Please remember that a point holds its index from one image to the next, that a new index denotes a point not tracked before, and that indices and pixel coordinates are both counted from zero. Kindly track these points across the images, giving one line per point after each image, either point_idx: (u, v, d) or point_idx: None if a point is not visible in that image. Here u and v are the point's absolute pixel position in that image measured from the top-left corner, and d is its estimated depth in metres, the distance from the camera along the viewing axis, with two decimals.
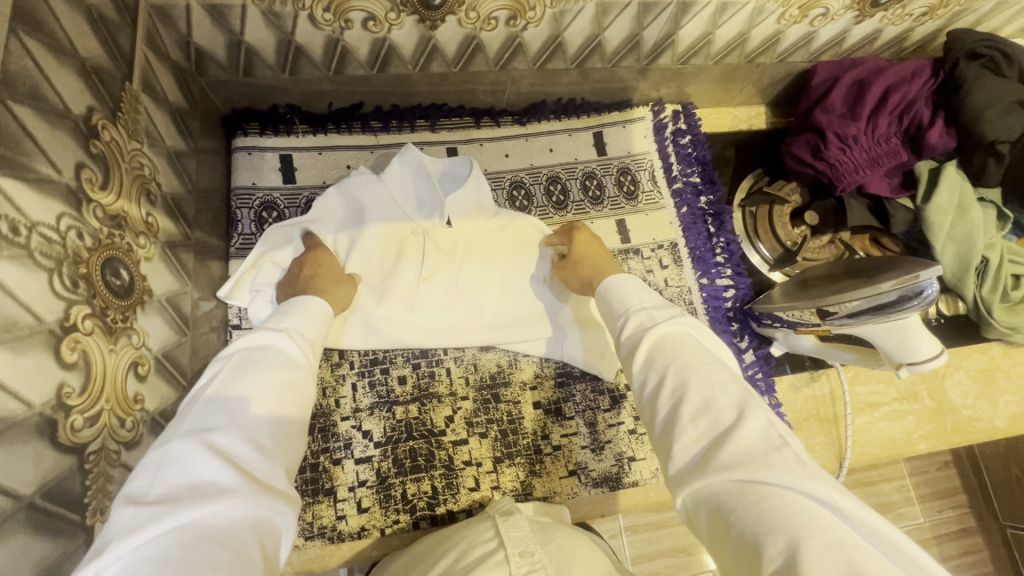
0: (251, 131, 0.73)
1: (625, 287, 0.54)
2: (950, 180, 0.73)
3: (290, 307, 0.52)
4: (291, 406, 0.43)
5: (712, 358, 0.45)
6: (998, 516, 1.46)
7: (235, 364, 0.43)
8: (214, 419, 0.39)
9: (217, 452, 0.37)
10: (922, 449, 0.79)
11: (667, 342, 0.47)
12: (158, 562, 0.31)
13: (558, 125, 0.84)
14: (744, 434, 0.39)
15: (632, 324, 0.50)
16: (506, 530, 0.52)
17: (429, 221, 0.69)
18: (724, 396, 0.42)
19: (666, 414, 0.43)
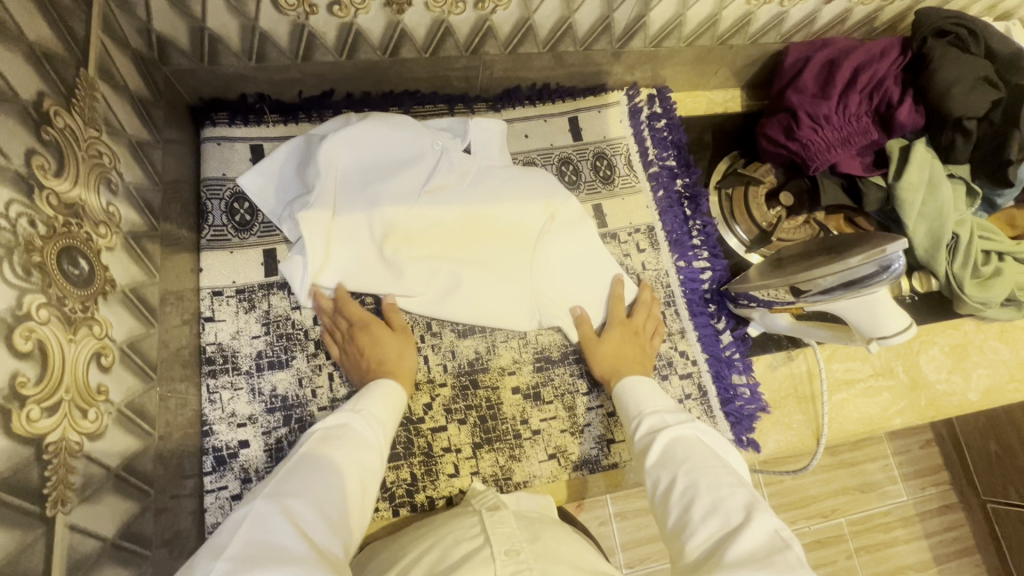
0: (219, 121, 0.72)
1: (642, 391, 0.61)
2: (920, 157, 0.74)
3: (366, 391, 0.57)
4: (358, 487, 0.46)
5: (720, 463, 0.49)
6: (977, 489, 1.49)
7: (318, 440, 0.48)
8: (292, 486, 0.43)
9: (291, 517, 0.40)
10: (897, 424, 0.80)
11: (678, 444, 0.52)
12: None
13: (533, 110, 0.83)
14: (750, 532, 0.42)
15: (646, 425, 0.56)
16: (492, 527, 0.53)
17: (426, 194, 0.71)
18: (732, 498, 0.45)
19: (679, 513, 0.47)
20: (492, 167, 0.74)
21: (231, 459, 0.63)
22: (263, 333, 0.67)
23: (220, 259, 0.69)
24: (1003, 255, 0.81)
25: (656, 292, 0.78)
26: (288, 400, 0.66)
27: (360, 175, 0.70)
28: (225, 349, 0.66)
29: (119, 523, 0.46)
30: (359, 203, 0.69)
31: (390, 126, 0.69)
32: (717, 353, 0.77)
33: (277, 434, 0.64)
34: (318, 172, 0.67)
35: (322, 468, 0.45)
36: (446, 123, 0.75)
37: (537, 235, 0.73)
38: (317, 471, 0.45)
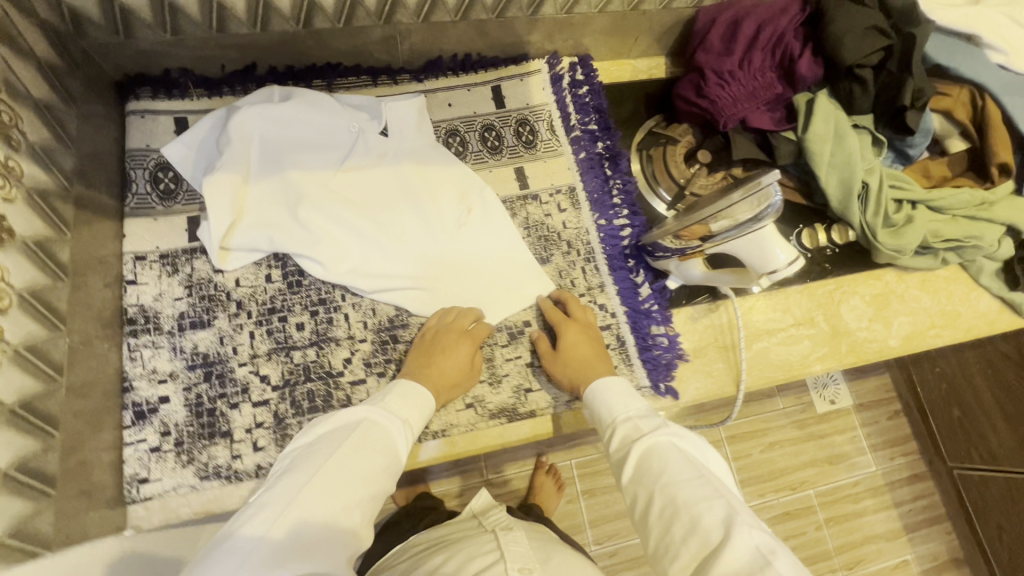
0: (143, 95, 0.75)
1: (609, 396, 0.63)
2: (823, 110, 0.77)
3: (398, 388, 0.63)
4: (380, 492, 0.53)
5: (694, 470, 0.52)
6: (945, 458, 1.51)
7: (361, 439, 0.54)
8: (337, 485, 0.49)
9: (331, 517, 0.47)
10: (818, 370, 0.82)
11: (652, 453, 0.55)
12: None
13: (456, 80, 0.86)
14: (732, 551, 0.45)
15: (621, 433, 0.59)
16: (507, 545, 0.66)
17: (336, 171, 0.74)
18: (710, 513, 0.48)
19: (664, 530, 0.50)
20: (409, 147, 0.77)
21: (151, 413, 0.65)
22: (186, 295, 0.70)
23: (144, 225, 0.71)
24: (916, 204, 0.84)
25: (576, 249, 0.80)
26: (209, 357, 0.68)
27: (272, 149, 0.72)
28: (147, 310, 0.68)
29: (13, 456, 0.47)
30: (271, 175, 0.72)
31: (308, 106, 0.73)
32: (635, 306, 0.78)
33: (198, 389, 0.67)
34: (229, 140, 0.70)
35: (363, 471, 0.52)
36: (360, 100, 0.76)
37: (446, 215, 0.77)
38: (358, 472, 0.51)
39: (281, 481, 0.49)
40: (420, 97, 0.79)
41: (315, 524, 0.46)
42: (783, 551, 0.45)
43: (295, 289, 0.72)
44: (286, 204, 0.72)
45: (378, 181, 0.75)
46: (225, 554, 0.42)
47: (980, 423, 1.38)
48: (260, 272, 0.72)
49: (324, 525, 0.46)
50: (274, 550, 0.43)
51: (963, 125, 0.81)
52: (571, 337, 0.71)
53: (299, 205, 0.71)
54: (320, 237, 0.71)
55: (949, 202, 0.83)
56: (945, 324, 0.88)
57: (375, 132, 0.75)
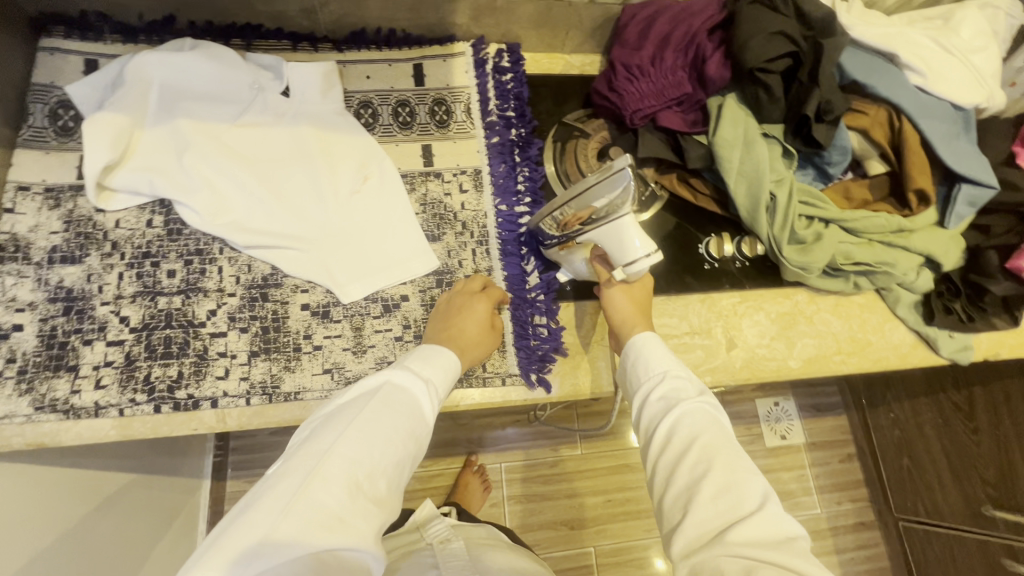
0: (56, 33, 0.76)
1: (655, 350, 0.65)
2: (732, 114, 0.76)
3: (421, 353, 0.62)
4: (405, 457, 0.53)
5: (730, 443, 0.55)
6: (891, 507, 1.44)
7: (382, 404, 0.54)
8: (362, 452, 0.49)
9: (356, 486, 0.47)
10: (707, 382, 0.79)
11: (692, 416, 0.57)
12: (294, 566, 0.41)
13: (377, 54, 0.86)
14: (756, 522, 0.48)
15: (664, 388, 0.61)
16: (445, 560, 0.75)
17: (229, 126, 0.74)
18: (747, 485, 0.51)
19: (692, 483, 0.52)
20: (311, 110, 0.77)
21: (1, 339, 0.65)
22: (62, 230, 0.70)
23: (34, 157, 0.72)
24: (829, 223, 0.81)
25: (470, 231, 0.79)
26: (73, 292, 0.68)
27: (168, 97, 0.73)
28: (19, 239, 0.69)
29: None
30: (164, 123, 0.72)
31: (208, 58, 0.73)
32: (519, 294, 0.77)
33: (54, 322, 0.66)
34: (124, 83, 0.71)
35: (384, 436, 0.51)
36: (268, 60, 0.77)
37: (339, 182, 0.77)
38: (379, 439, 0.51)
39: (302, 450, 0.48)
40: (330, 64, 0.79)
41: (339, 493, 0.46)
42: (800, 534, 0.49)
43: (174, 237, 0.72)
44: (174, 152, 0.72)
45: (273, 140, 0.75)
46: (248, 521, 0.42)
47: (928, 474, 1.32)
48: (142, 216, 0.72)
49: (349, 494, 0.46)
50: (301, 523, 0.43)
51: (880, 146, 0.79)
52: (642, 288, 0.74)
53: (186, 154, 0.71)
54: (202, 187, 0.71)
55: (862, 224, 0.80)
56: (852, 352, 0.84)
57: (276, 92, 0.76)
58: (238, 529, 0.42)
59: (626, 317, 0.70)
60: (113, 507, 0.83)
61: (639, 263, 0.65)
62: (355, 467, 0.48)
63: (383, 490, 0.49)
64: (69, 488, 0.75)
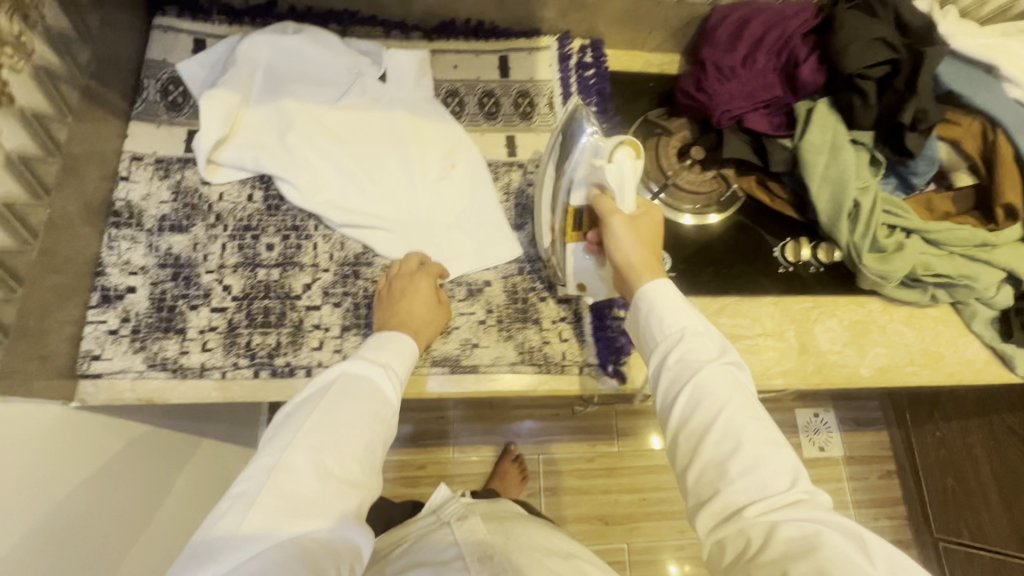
0: (169, 13, 0.80)
1: (671, 302, 0.59)
2: (822, 119, 0.76)
3: (377, 341, 0.64)
4: (376, 438, 0.56)
5: (751, 408, 0.54)
6: (932, 526, 1.41)
7: (340, 394, 0.56)
8: (324, 443, 0.52)
9: (322, 474, 0.51)
10: (779, 384, 0.79)
11: (716, 385, 0.54)
12: (270, 559, 0.46)
13: (465, 45, 0.88)
14: (780, 494, 0.49)
15: (682, 353, 0.56)
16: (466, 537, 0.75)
17: (327, 107, 0.77)
18: (772, 456, 0.51)
19: (716, 458, 0.51)
20: (405, 96, 0.80)
21: (116, 300, 0.69)
22: (171, 200, 0.74)
23: (147, 130, 0.76)
24: (910, 233, 0.81)
25: None
26: (181, 259, 0.72)
27: (273, 77, 0.76)
28: (133, 207, 0.73)
29: None
30: (269, 101, 0.75)
31: (313, 42, 0.76)
32: None
33: (163, 286, 0.70)
34: (235, 62, 0.74)
35: (347, 424, 0.54)
36: (367, 46, 0.80)
37: (426, 166, 0.79)
38: (340, 427, 0.54)
39: (264, 449, 0.52)
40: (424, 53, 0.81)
41: (307, 483, 0.50)
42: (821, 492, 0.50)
43: (272, 212, 0.76)
44: (276, 130, 0.75)
45: (368, 123, 0.78)
46: (224, 526, 0.47)
47: (974, 498, 1.29)
48: (243, 191, 0.76)
49: (320, 483, 0.50)
50: (270, 519, 0.47)
51: (972, 158, 0.79)
52: (647, 222, 0.65)
53: (288, 132, 0.74)
54: (302, 165, 0.74)
55: (946, 236, 0.79)
56: (925, 364, 0.83)
57: (373, 77, 0.79)
58: (213, 533, 0.47)
59: (642, 263, 0.63)
60: (134, 455, 0.73)
61: (619, 161, 0.63)
62: (319, 458, 0.51)
63: (354, 472, 0.53)
64: (80, 438, 0.65)
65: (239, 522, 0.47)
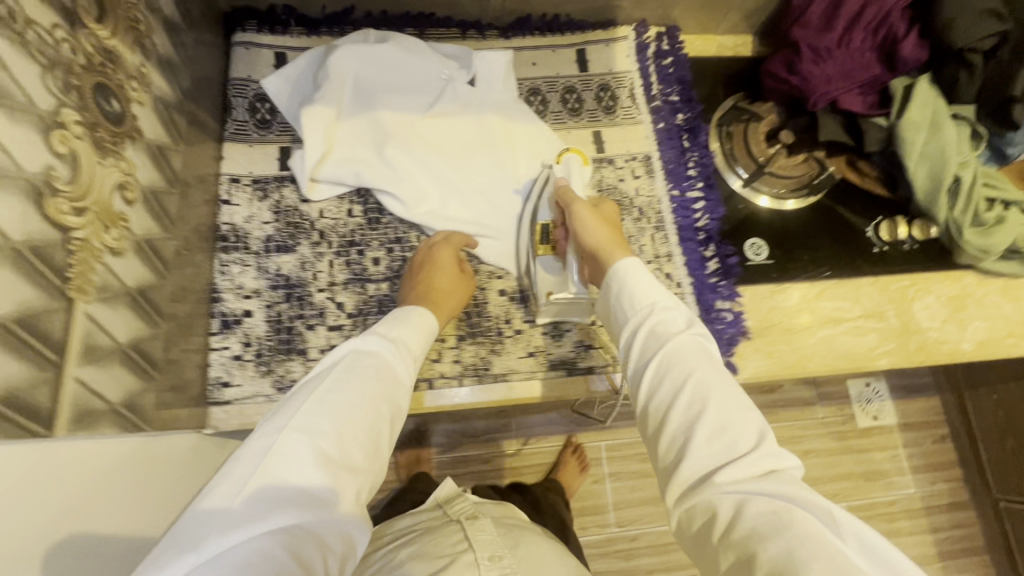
0: (249, 28, 0.78)
1: (641, 278, 0.59)
2: (923, 97, 0.75)
3: (385, 322, 0.60)
4: (380, 421, 0.50)
5: (724, 377, 0.51)
6: (992, 488, 1.36)
7: (342, 372, 0.51)
8: (320, 423, 0.46)
9: (320, 457, 0.44)
10: (883, 365, 0.80)
11: (683, 353, 0.53)
12: (257, 553, 0.37)
13: (542, 40, 0.86)
14: (757, 458, 0.45)
15: (650, 328, 0.56)
16: (475, 534, 0.63)
17: (421, 117, 0.76)
18: (740, 420, 0.48)
19: (680, 428, 0.49)
20: (494, 99, 0.78)
21: (235, 325, 0.69)
22: (273, 220, 0.73)
23: (241, 150, 0.75)
24: (1009, 205, 0.80)
25: (647, 217, 0.80)
26: (291, 280, 0.72)
27: (366, 89, 0.75)
28: (238, 230, 0.72)
29: (131, 335, 0.52)
30: (365, 114, 0.74)
31: (403, 50, 0.75)
32: (701, 279, 0.78)
33: (279, 308, 0.70)
34: (328, 76, 0.73)
35: (348, 403, 0.48)
36: (452, 50, 0.79)
37: (520, 169, 0.78)
38: (338, 406, 0.48)
39: (257, 430, 0.45)
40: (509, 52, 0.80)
41: (302, 466, 0.43)
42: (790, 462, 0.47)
43: (374, 225, 0.75)
44: (374, 143, 0.74)
45: (461, 129, 0.77)
46: (202, 516, 0.39)
47: None
48: (342, 206, 0.75)
49: (314, 466, 0.43)
50: (256, 507, 0.40)
51: None
52: (606, 216, 0.69)
53: (386, 144, 0.74)
54: (404, 177, 0.74)
55: None
56: None
57: (463, 82, 0.77)
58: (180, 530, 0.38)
59: (607, 244, 0.63)
60: (163, 469, 0.55)
61: (565, 164, 0.71)
62: (317, 438, 0.44)
63: (353, 456, 0.46)
64: (147, 471, 0.52)
65: (222, 512, 0.39)
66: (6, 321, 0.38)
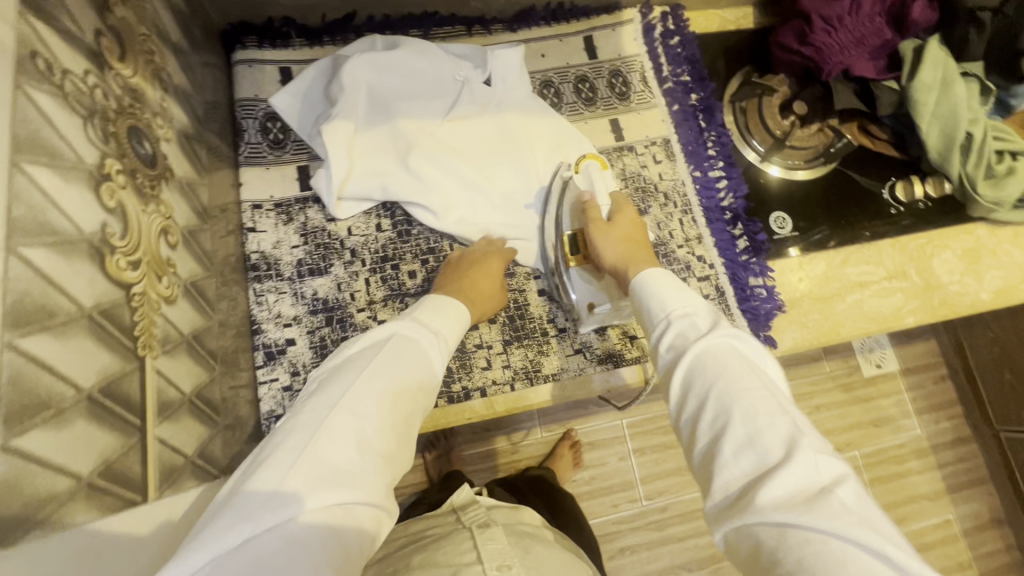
0: (249, 44, 0.75)
1: (663, 287, 0.55)
2: (933, 57, 0.76)
3: (417, 308, 0.59)
4: (416, 410, 0.48)
5: (758, 382, 0.44)
6: (991, 419, 1.30)
7: (386, 356, 0.49)
8: (366, 406, 0.44)
9: (364, 440, 0.41)
10: (911, 323, 0.81)
11: (710, 357, 0.46)
12: (297, 539, 0.35)
13: (548, 30, 0.84)
14: (791, 472, 0.37)
15: (673, 333, 0.50)
16: (484, 542, 0.56)
17: (441, 122, 0.74)
18: (771, 430, 0.40)
19: (708, 443, 0.42)
20: (512, 97, 0.77)
21: (280, 355, 0.67)
22: (302, 243, 0.71)
23: (258, 174, 0.72)
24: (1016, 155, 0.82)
25: (674, 201, 0.81)
26: (329, 302, 0.70)
27: (382, 99, 0.73)
28: (268, 257, 0.70)
29: (193, 383, 0.50)
30: (385, 124, 0.72)
31: (416, 55, 0.73)
32: (733, 258, 0.79)
33: (321, 332, 0.69)
34: (342, 89, 0.70)
35: (390, 390, 0.46)
36: (464, 50, 0.77)
37: (544, 165, 0.76)
38: (382, 392, 0.45)
39: (303, 408, 0.43)
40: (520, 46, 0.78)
41: (348, 449, 0.40)
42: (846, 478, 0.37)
43: (405, 238, 0.74)
44: (397, 153, 0.72)
45: (482, 131, 0.75)
46: (248, 494, 0.36)
47: None
48: (370, 221, 0.74)
49: (360, 449, 0.41)
50: (301, 487, 0.37)
51: None
52: (626, 221, 0.68)
53: (410, 154, 0.72)
54: (432, 186, 0.72)
55: None
56: None
57: (479, 82, 0.76)
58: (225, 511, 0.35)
59: (624, 260, 0.63)
60: None
61: (586, 173, 0.74)
62: (363, 422, 0.42)
63: (392, 441, 0.44)
64: None
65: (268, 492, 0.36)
66: (94, 393, 0.36)
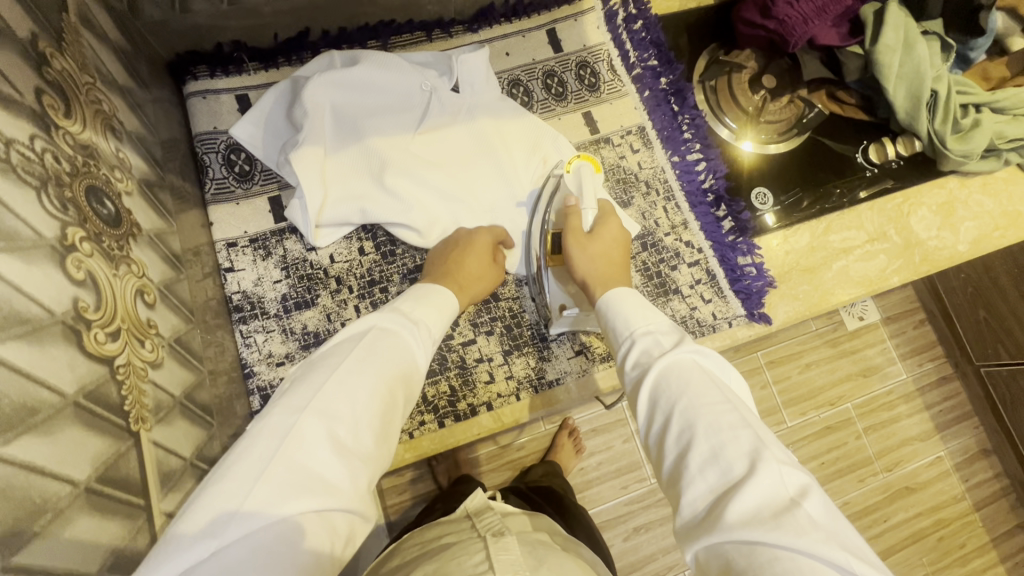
0: (200, 74, 0.71)
1: (628, 307, 0.55)
2: (895, 18, 0.76)
3: (400, 298, 0.56)
4: (396, 408, 0.46)
5: (721, 396, 0.44)
6: (969, 355, 1.32)
7: (365, 350, 0.46)
8: (340, 406, 0.41)
9: (336, 443, 0.39)
10: (896, 283, 0.83)
11: (673, 373, 0.46)
12: (260, 550, 0.33)
13: (510, 27, 0.82)
14: (755, 486, 0.37)
15: (637, 351, 0.51)
16: (496, 552, 0.47)
17: (413, 136, 0.72)
18: (734, 444, 0.40)
19: (676, 461, 0.42)
20: (482, 101, 0.75)
21: None
22: (284, 277, 0.69)
23: (227, 211, 0.69)
24: (980, 108, 0.83)
25: (656, 188, 0.81)
26: (320, 335, 0.68)
27: (349, 119, 0.70)
28: (250, 296, 0.68)
29: (193, 445, 0.48)
30: (355, 145, 0.70)
31: (378, 68, 0.70)
32: (720, 240, 0.80)
33: None
34: (305, 113, 0.67)
35: (369, 387, 0.43)
36: (427, 58, 0.75)
37: (523, 169, 0.75)
38: (358, 389, 0.43)
39: (276, 407, 0.40)
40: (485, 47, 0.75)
41: (318, 453, 0.38)
42: (810, 491, 0.37)
43: (390, 258, 0.72)
44: (370, 173, 0.70)
45: (455, 140, 0.73)
46: (213, 501, 0.34)
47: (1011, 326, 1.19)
48: (351, 246, 0.71)
49: (330, 452, 0.38)
50: (266, 494, 0.35)
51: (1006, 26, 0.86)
52: (608, 236, 0.67)
53: (384, 172, 0.69)
54: (412, 204, 0.70)
55: (1012, 102, 0.82)
56: (1008, 226, 0.87)
57: (447, 89, 0.73)
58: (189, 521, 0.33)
59: (598, 277, 0.63)
60: None
61: (577, 173, 0.69)
62: (335, 423, 0.40)
63: (367, 442, 0.41)
64: None
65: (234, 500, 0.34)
66: (91, 484, 0.34)
